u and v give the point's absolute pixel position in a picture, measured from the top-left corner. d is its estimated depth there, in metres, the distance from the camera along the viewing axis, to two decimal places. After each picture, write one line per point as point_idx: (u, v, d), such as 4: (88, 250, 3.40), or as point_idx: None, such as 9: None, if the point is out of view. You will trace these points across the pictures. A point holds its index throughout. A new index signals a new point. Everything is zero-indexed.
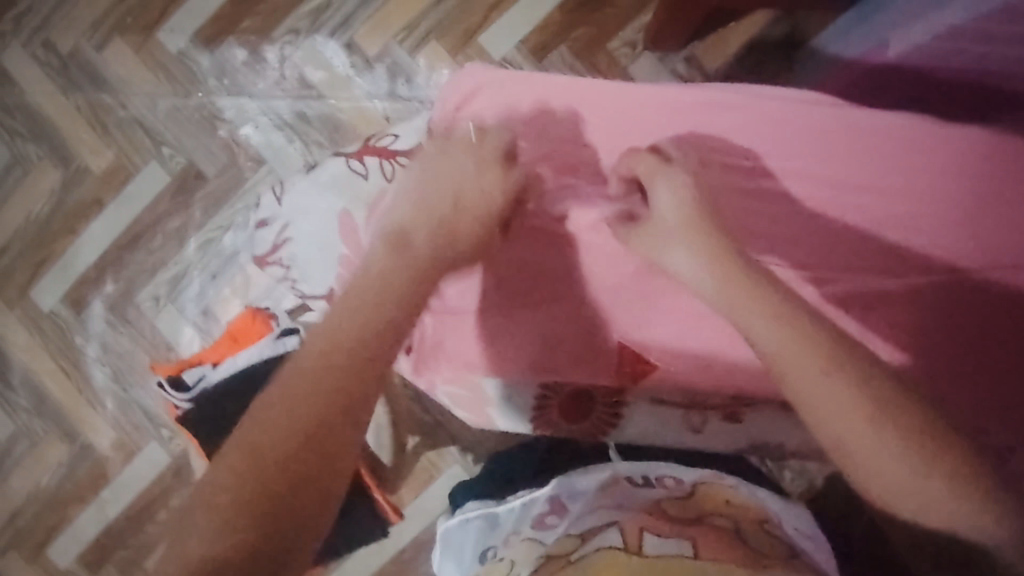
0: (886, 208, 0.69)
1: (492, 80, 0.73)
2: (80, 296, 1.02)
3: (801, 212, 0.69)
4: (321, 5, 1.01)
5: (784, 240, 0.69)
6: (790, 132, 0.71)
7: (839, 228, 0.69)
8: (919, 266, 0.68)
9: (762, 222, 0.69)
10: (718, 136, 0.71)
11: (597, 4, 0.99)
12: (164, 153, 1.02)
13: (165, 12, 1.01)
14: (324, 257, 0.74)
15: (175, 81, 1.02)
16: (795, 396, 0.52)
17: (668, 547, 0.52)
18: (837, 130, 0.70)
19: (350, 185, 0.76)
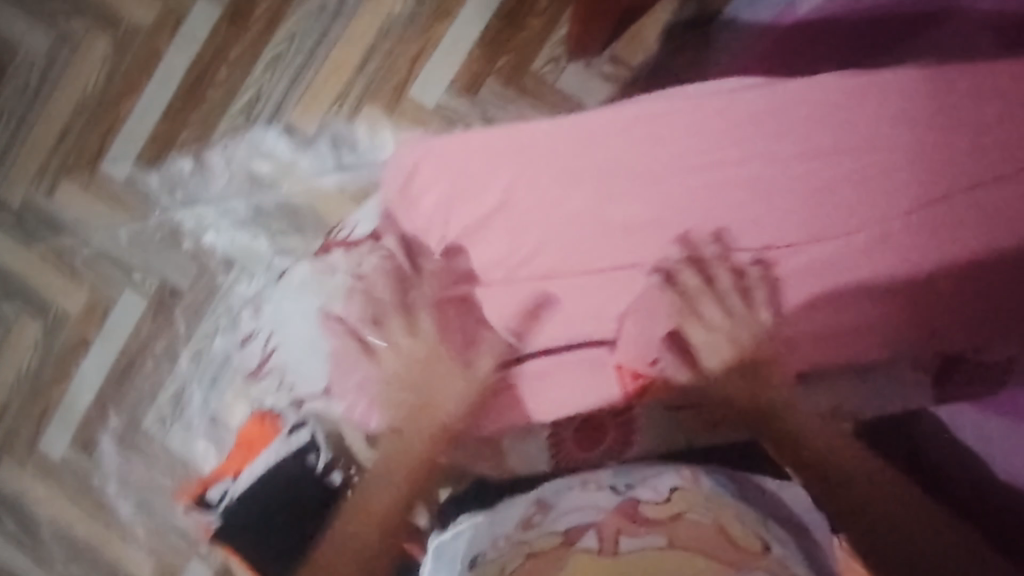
0: (844, 172, 0.66)
1: (429, 151, 0.71)
2: (88, 436, 1.02)
3: (760, 194, 0.66)
4: (251, 99, 1.02)
5: (747, 229, 0.66)
6: (727, 121, 0.67)
7: (796, 205, 0.66)
8: (888, 218, 0.65)
9: (723, 212, 0.66)
10: (660, 145, 0.68)
11: (513, 29, 1.01)
12: (136, 278, 1.03)
13: (105, 144, 1.03)
14: (314, 357, 0.71)
15: (130, 208, 1.03)
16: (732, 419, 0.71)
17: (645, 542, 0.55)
18: (775, 106, 0.67)
19: (324, 282, 0.73)
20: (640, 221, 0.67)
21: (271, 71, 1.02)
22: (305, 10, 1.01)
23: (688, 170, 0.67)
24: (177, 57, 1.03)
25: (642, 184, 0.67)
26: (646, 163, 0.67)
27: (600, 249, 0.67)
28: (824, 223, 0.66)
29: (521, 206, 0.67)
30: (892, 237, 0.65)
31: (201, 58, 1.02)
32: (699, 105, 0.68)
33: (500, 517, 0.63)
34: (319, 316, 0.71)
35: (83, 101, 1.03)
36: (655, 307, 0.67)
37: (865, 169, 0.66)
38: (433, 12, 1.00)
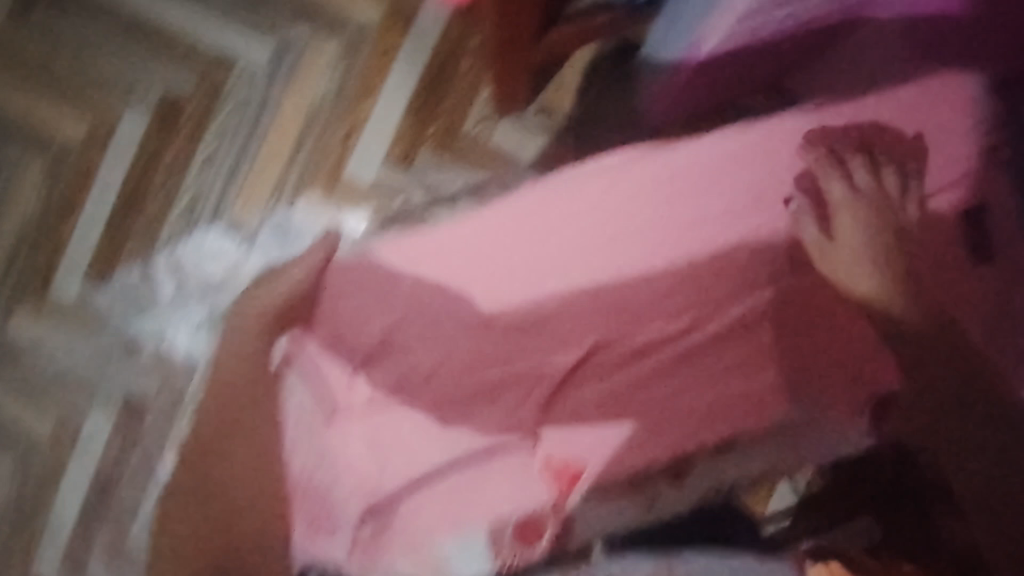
0: (726, 236, 0.82)
1: (399, 257, 0.81)
2: (76, 560, 1.01)
3: (656, 271, 0.81)
4: (190, 201, 1.02)
5: (640, 310, 0.81)
6: (649, 194, 0.83)
7: (682, 275, 0.81)
8: (766, 279, 0.82)
9: (634, 298, 0.81)
10: (604, 223, 0.82)
11: (440, 92, 1.00)
12: (101, 395, 1.03)
13: (53, 265, 1.03)
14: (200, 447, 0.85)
15: (85, 326, 1.03)
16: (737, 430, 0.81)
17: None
18: (665, 184, 0.83)
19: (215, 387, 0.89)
20: (541, 318, 0.80)
21: (206, 170, 1.02)
22: (232, 104, 1.02)
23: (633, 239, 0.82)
24: (112, 169, 1.03)
25: (562, 279, 0.81)
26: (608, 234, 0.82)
27: (574, 311, 0.80)
28: (740, 277, 0.82)
29: (505, 274, 0.81)
30: (808, 286, 0.83)
31: (136, 167, 1.03)
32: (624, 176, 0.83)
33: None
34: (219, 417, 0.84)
35: (24, 225, 1.03)
36: (581, 380, 0.80)
37: (739, 236, 0.82)
38: (358, 87, 1.01)
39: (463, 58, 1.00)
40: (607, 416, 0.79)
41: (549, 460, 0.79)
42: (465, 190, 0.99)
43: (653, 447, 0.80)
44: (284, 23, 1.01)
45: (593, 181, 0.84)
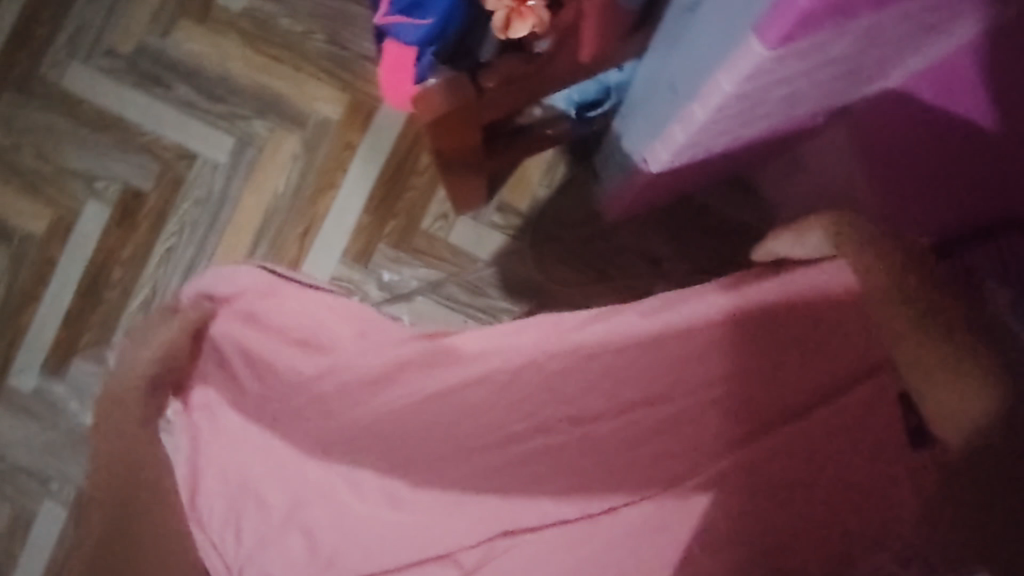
0: (654, 414, 0.71)
1: (235, 445, 0.76)
2: None
3: (580, 454, 0.73)
4: (148, 294, 1.02)
5: (576, 483, 0.74)
6: (555, 380, 0.68)
7: (612, 460, 0.73)
8: (704, 455, 0.73)
9: (549, 470, 0.74)
10: (490, 416, 0.70)
11: (399, 189, 1.00)
12: (54, 487, 1.02)
13: (8, 356, 1.02)
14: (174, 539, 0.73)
15: (41, 417, 1.02)
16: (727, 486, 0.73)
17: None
18: (579, 373, 0.68)
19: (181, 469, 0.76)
20: (487, 487, 0.75)
21: (164, 265, 1.02)
22: (192, 199, 1.02)
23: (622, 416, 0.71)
24: (72, 262, 1.03)
25: (481, 471, 0.74)
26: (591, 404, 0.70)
27: (527, 474, 0.74)
28: (683, 457, 0.73)
29: (444, 424, 0.70)
30: (779, 447, 0.71)
31: (95, 260, 1.02)
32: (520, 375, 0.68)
33: None
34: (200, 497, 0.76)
35: None
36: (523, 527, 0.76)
37: (674, 415, 0.71)
38: (316, 185, 1.00)
39: (422, 156, 0.99)
40: (562, 537, 0.76)
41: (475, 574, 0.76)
42: (423, 289, 1.00)
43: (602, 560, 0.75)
44: (244, 120, 1.01)
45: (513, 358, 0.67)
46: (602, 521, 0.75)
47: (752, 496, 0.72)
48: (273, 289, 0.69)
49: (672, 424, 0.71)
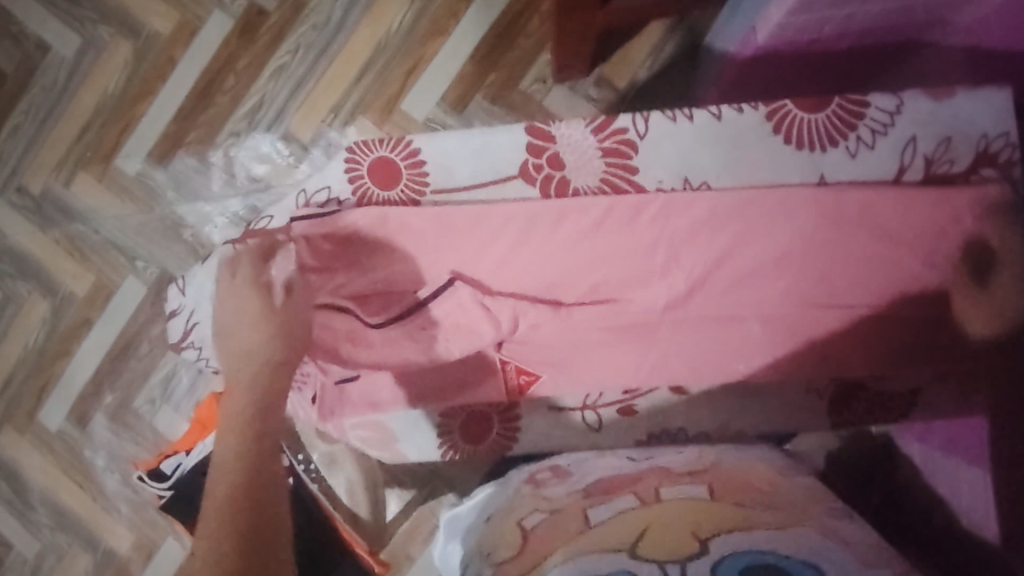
0: (728, 237, 0.73)
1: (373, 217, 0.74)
2: (84, 410, 1.10)
3: (641, 241, 0.74)
4: (254, 105, 1.08)
5: (623, 255, 0.74)
6: (661, 222, 0.73)
7: (666, 244, 0.74)
8: (761, 257, 0.73)
9: (605, 246, 0.74)
10: (574, 219, 0.74)
11: (506, 45, 1.04)
12: (138, 266, 1.09)
13: (119, 140, 1.11)
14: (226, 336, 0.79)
15: (138, 200, 1.10)
16: (790, 302, 0.74)
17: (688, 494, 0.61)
18: (697, 222, 0.73)
19: None
20: (530, 260, 0.75)
21: (275, 79, 1.08)
22: (310, 24, 1.07)
23: (737, 282, 0.74)
24: (192, 64, 1.10)
25: (533, 241, 0.74)
26: (705, 254, 0.73)
27: (577, 258, 0.75)
28: (726, 250, 0.73)
29: (574, 244, 0.74)
30: (841, 267, 0.72)
31: (212, 66, 1.09)
32: (620, 213, 0.73)
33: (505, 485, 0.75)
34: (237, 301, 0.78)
35: (103, 100, 1.11)
36: (561, 295, 0.77)
37: (748, 240, 0.73)
38: (427, 30, 1.05)
39: (534, 19, 1.04)
40: (594, 319, 0.77)
41: (506, 362, 0.80)
42: None
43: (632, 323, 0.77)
44: None
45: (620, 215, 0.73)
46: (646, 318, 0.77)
47: (791, 304, 0.74)
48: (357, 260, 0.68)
49: (736, 224, 0.73)
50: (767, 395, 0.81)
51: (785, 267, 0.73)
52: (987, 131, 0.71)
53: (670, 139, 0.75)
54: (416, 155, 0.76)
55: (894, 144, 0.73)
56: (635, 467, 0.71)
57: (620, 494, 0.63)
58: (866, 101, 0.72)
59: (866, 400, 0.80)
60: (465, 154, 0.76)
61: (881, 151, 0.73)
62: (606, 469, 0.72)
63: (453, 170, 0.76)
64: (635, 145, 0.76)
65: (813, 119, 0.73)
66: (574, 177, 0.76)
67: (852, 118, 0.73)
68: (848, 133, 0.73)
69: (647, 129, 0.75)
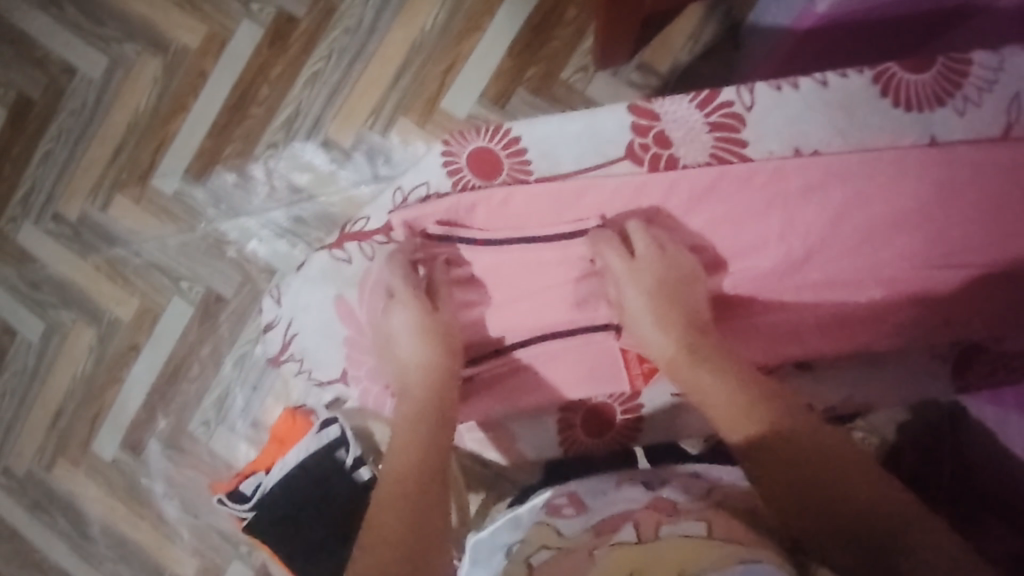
0: (844, 199, 0.74)
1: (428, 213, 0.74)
2: (138, 438, 1.08)
3: (766, 209, 0.74)
4: (291, 115, 1.07)
5: (754, 239, 0.76)
6: (783, 195, 0.74)
7: (787, 215, 0.75)
8: (879, 220, 0.74)
9: (730, 223, 0.75)
10: (688, 189, 0.73)
11: (544, 37, 1.02)
12: (183, 286, 1.07)
13: (154, 160, 1.09)
14: (333, 344, 0.79)
15: (178, 219, 1.08)
16: (895, 258, 0.76)
17: (686, 531, 0.57)
18: (814, 190, 0.74)
19: (340, 274, 0.77)
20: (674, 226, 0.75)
21: (310, 87, 1.06)
22: (342, 28, 1.06)
23: (851, 251, 0.76)
24: (223, 77, 1.08)
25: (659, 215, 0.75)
26: (821, 214, 0.74)
27: (710, 234, 0.76)
28: (847, 210, 0.74)
29: (690, 209, 0.74)
30: (949, 226, 0.74)
31: (245, 77, 1.08)
32: (733, 173, 0.73)
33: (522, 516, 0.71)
34: (335, 303, 0.77)
35: (133, 120, 1.09)
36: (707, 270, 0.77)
37: (864, 200, 0.74)
38: (462, 27, 1.04)
39: (570, 8, 1.02)
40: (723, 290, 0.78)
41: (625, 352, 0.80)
42: None
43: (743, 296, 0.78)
44: None
45: (745, 185, 0.74)
46: (767, 284, 0.78)
47: (903, 265, 0.76)
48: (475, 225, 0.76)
49: (852, 186, 0.73)
50: (889, 364, 0.82)
51: (897, 228, 0.75)
52: None
53: (774, 108, 0.73)
54: (512, 145, 0.75)
55: (999, 101, 0.72)
56: (646, 499, 0.66)
57: (625, 526, 0.60)
58: (969, 59, 0.71)
59: (989, 361, 0.79)
60: (565, 139, 0.75)
61: (988, 109, 0.72)
62: (620, 504, 0.66)
63: (554, 158, 0.76)
64: (743, 118, 0.73)
65: (917, 79, 0.71)
66: (683, 154, 0.74)
67: (960, 76, 0.71)
68: (956, 92, 0.71)
69: (754, 101, 0.73)
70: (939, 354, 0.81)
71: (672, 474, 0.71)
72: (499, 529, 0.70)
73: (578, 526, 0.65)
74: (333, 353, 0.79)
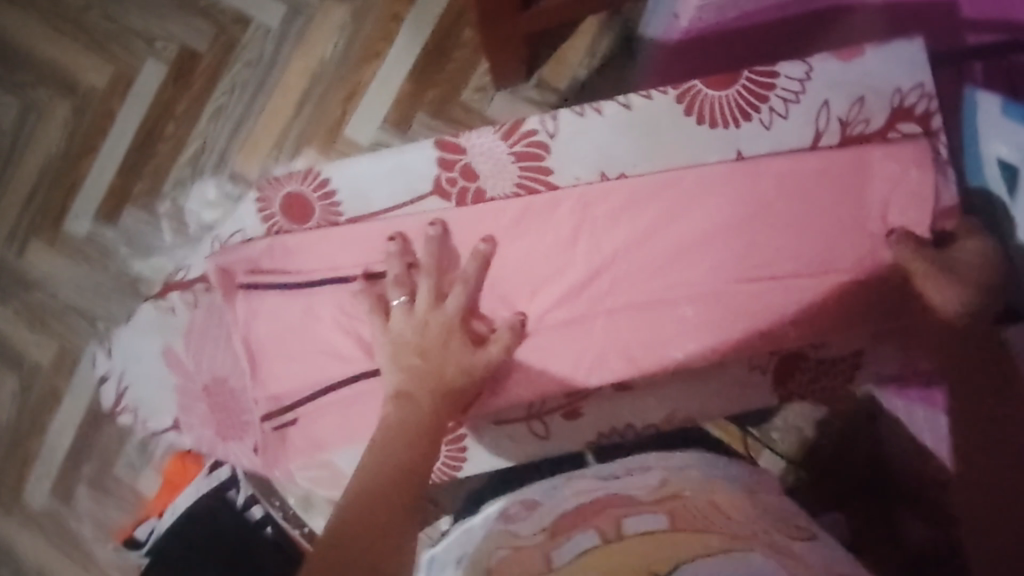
0: (647, 216, 0.73)
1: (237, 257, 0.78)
2: (65, 482, 1.08)
3: (572, 235, 0.74)
4: (197, 150, 1.07)
5: (560, 268, 0.74)
6: (591, 218, 0.74)
7: (591, 238, 0.74)
8: (683, 238, 0.73)
9: (540, 253, 0.74)
10: (501, 225, 0.74)
11: (442, 59, 1.03)
12: (101, 328, 1.07)
13: (66, 203, 1.09)
14: (160, 393, 0.80)
15: (93, 261, 1.08)
16: (704, 277, 0.73)
17: (649, 526, 0.52)
18: (618, 211, 0.74)
19: (165, 323, 0.81)
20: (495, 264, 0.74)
21: (215, 122, 1.07)
22: (244, 61, 1.06)
23: (661, 269, 0.73)
24: (129, 116, 1.09)
25: (486, 244, 0.74)
26: (625, 233, 0.73)
27: (526, 268, 0.74)
28: (648, 228, 0.73)
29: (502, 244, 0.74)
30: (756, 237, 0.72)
31: (150, 115, 1.08)
32: (541, 206, 0.74)
33: (472, 528, 0.68)
34: (164, 353, 0.80)
35: (45, 164, 1.10)
36: (528, 306, 0.74)
37: (665, 217, 0.73)
38: (362, 53, 1.04)
39: (466, 30, 1.03)
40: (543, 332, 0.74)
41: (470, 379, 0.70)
42: None
43: (564, 339, 0.73)
44: None
45: (553, 217, 0.74)
46: (582, 314, 0.74)
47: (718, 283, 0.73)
48: (277, 257, 0.77)
49: (658, 200, 0.73)
50: (715, 377, 0.76)
51: (703, 245, 0.73)
52: (900, 85, 0.72)
53: (580, 136, 0.75)
54: (325, 185, 0.77)
55: (809, 111, 0.73)
56: (592, 495, 0.63)
57: (581, 529, 0.55)
58: (775, 71, 0.73)
59: (810, 370, 0.76)
60: (374, 177, 0.76)
61: (796, 119, 0.73)
62: (569, 502, 0.63)
63: (365, 195, 0.77)
64: (548, 146, 0.75)
65: (719, 96, 0.73)
66: (490, 185, 0.76)
67: (765, 89, 0.73)
68: (760, 105, 0.73)
69: (557, 129, 0.75)
70: (758, 366, 0.76)
71: (623, 470, 0.68)
72: (451, 542, 0.68)
73: (531, 528, 0.61)
74: (161, 404, 0.80)
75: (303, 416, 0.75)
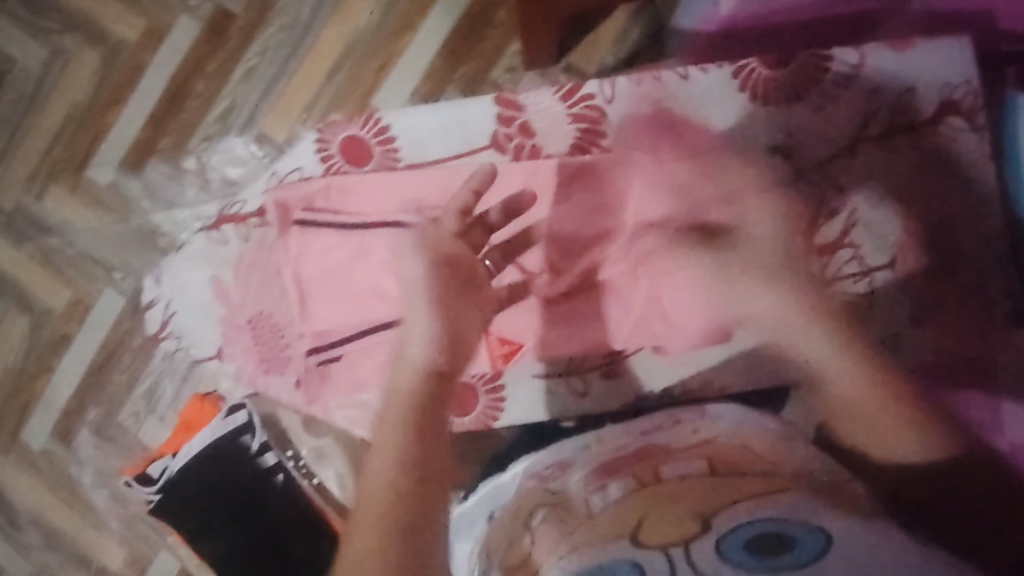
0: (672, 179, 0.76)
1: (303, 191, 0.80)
2: (67, 427, 1.08)
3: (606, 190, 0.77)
4: (226, 109, 1.08)
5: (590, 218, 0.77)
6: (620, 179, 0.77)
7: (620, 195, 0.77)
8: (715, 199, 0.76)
9: (576, 206, 0.77)
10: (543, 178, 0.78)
11: (477, 36, 1.04)
12: (117, 277, 1.08)
13: (90, 151, 1.10)
14: (207, 322, 0.84)
15: (113, 211, 1.08)
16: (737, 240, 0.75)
17: (686, 471, 0.70)
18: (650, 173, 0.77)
19: (215, 254, 0.84)
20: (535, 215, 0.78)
21: (245, 82, 1.08)
22: (279, 25, 1.07)
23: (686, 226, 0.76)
24: (160, 71, 1.09)
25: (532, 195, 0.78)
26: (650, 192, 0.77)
27: (560, 218, 0.77)
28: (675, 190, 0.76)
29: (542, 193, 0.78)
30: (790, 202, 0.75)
31: (181, 71, 1.09)
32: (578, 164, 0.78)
33: (506, 480, 0.77)
34: (213, 282, 0.83)
35: (71, 113, 1.10)
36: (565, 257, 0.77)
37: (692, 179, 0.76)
38: (397, 25, 1.05)
39: (501, 10, 1.04)
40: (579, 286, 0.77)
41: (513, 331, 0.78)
42: None
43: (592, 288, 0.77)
44: None
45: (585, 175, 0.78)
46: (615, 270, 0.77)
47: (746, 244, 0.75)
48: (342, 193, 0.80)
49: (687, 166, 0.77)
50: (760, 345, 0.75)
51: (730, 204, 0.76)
52: (949, 79, 0.76)
53: (634, 104, 0.80)
54: (384, 132, 0.83)
55: (856, 98, 0.77)
56: (627, 449, 0.75)
57: (619, 477, 0.72)
58: (831, 55, 0.77)
59: None
60: (434, 129, 0.83)
61: (844, 105, 0.77)
62: (609, 454, 0.75)
63: (424, 145, 0.82)
64: (602, 111, 0.81)
65: (772, 76, 0.78)
66: (546, 142, 0.82)
67: (817, 73, 0.78)
68: (812, 88, 0.77)
69: (614, 93, 0.80)
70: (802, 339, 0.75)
71: (653, 424, 0.76)
72: (481, 493, 0.78)
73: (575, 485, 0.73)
74: (208, 333, 0.84)
75: (347, 354, 0.79)
